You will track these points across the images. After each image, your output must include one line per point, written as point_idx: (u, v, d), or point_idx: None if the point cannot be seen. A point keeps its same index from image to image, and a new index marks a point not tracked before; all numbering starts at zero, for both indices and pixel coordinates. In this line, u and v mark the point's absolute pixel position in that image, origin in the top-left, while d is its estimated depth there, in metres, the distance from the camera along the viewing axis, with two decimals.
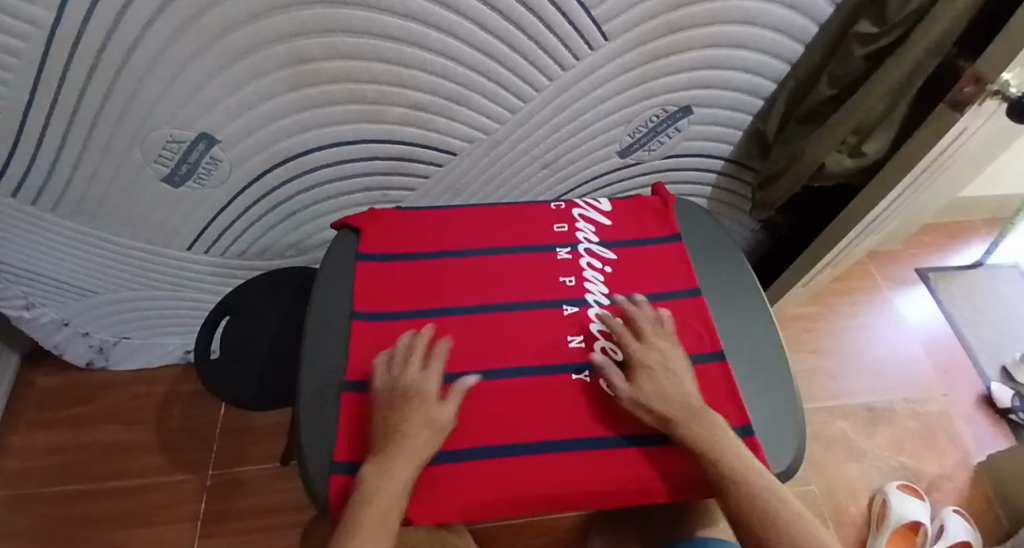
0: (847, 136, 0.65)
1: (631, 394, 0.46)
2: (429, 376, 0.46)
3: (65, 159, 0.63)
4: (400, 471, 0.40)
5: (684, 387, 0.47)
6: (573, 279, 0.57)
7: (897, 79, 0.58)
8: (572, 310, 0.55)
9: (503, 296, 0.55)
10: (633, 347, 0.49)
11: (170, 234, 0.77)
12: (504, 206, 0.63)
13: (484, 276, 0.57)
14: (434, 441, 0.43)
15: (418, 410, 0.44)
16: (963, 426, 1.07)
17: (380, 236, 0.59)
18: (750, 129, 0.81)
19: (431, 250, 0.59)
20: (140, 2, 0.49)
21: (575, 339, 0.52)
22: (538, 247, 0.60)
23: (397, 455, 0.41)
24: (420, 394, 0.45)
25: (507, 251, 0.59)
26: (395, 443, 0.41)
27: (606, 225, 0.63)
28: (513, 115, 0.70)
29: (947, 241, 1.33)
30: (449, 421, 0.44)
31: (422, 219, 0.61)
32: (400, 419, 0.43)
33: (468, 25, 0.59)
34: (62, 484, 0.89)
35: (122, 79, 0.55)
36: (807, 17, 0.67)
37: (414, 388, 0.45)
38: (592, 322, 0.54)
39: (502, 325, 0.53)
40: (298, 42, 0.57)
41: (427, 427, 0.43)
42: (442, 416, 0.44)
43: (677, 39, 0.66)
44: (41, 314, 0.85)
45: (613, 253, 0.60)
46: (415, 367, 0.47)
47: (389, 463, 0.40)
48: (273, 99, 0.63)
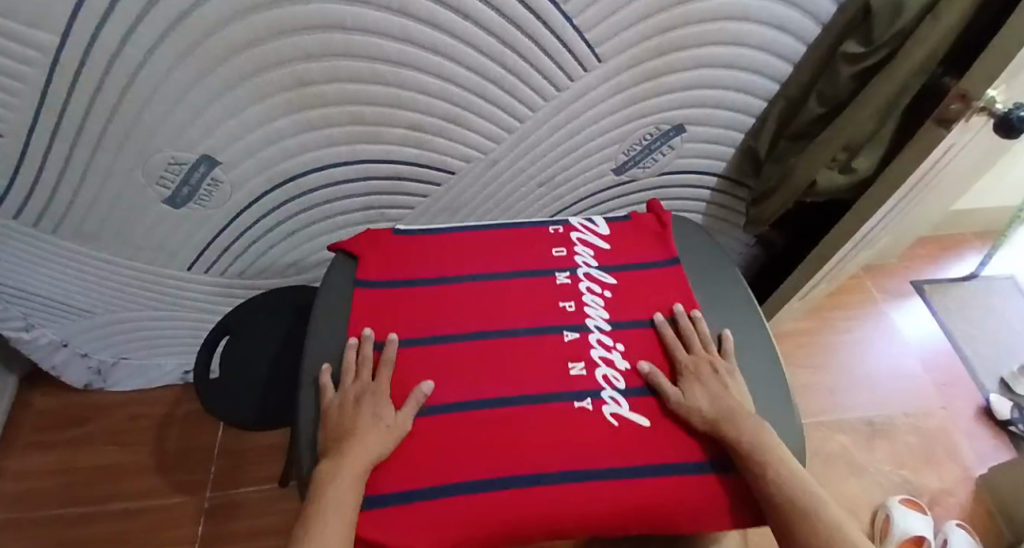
0: (837, 152, 0.66)
1: (678, 397, 0.49)
2: (381, 387, 0.49)
3: (68, 181, 0.64)
4: (356, 469, 0.42)
5: (734, 397, 0.50)
6: (573, 304, 0.57)
7: (885, 97, 0.59)
8: (573, 335, 0.55)
9: (503, 321, 0.55)
10: (682, 356, 0.53)
11: (170, 254, 0.78)
12: (502, 232, 0.64)
13: (484, 301, 0.57)
14: (391, 443, 0.45)
15: (372, 415, 0.46)
16: (963, 439, 1.07)
17: (380, 263, 0.60)
18: (743, 147, 0.82)
19: (430, 275, 0.59)
20: (145, 28, 0.50)
21: (577, 365, 0.52)
22: (538, 272, 0.60)
23: (353, 455, 0.43)
24: (370, 403, 0.47)
25: (507, 276, 0.59)
26: (351, 445, 0.44)
27: (605, 249, 0.63)
28: (509, 134, 0.72)
29: (941, 254, 1.34)
30: (405, 424, 0.46)
31: (422, 244, 0.62)
32: (356, 422, 0.46)
33: (465, 48, 0.61)
34: (57, 507, 0.88)
35: (125, 101, 0.56)
36: (795, 37, 0.69)
37: (369, 395, 0.48)
38: (593, 347, 0.54)
39: (500, 336, 0.54)
40: (301, 66, 0.58)
41: (384, 431, 0.46)
42: (396, 420, 0.46)
43: (670, 60, 0.67)
44: (40, 336, 0.85)
45: (612, 276, 0.60)
46: (366, 377, 0.50)
47: (344, 462, 0.43)
48: (275, 121, 0.64)
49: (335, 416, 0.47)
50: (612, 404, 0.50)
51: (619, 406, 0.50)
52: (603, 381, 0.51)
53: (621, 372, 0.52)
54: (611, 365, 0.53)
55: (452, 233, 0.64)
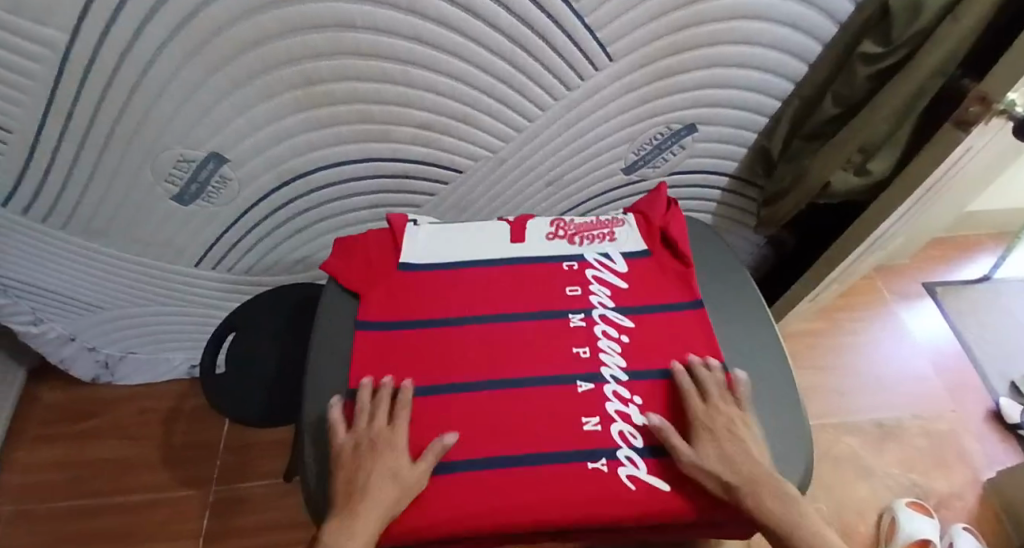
0: (851, 155, 0.65)
1: (692, 460, 0.45)
2: (398, 434, 0.46)
3: (76, 178, 0.64)
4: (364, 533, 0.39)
5: (752, 455, 0.45)
6: (587, 350, 0.53)
7: (902, 99, 0.58)
8: (587, 386, 0.50)
9: (511, 370, 0.51)
10: (695, 407, 0.48)
11: (178, 251, 0.78)
12: (512, 267, 0.59)
13: (493, 348, 0.53)
14: (403, 502, 0.42)
15: (386, 470, 0.43)
16: (973, 442, 1.06)
17: (383, 301, 0.56)
18: (755, 147, 0.81)
19: (434, 316, 0.55)
20: (153, 27, 0.50)
21: (591, 420, 0.48)
22: (550, 313, 0.56)
23: (360, 517, 0.40)
24: (387, 453, 0.45)
25: (516, 318, 0.55)
26: (361, 504, 0.41)
27: (623, 288, 0.58)
28: (518, 133, 0.71)
29: (953, 255, 1.32)
30: (419, 480, 0.43)
31: (426, 278, 0.58)
32: (368, 476, 0.43)
33: (475, 47, 0.60)
34: (65, 500, 0.88)
35: (134, 100, 0.56)
36: (810, 36, 0.67)
37: (384, 446, 0.45)
38: (608, 401, 0.49)
39: (506, 337, 0.54)
40: (309, 64, 0.58)
41: (396, 488, 0.42)
42: (412, 475, 0.43)
43: (683, 58, 0.66)
44: (48, 330, 0.85)
45: (631, 318, 0.56)
46: (382, 421, 0.47)
47: (352, 524, 0.40)
48: (282, 120, 0.64)
49: (348, 465, 0.44)
50: (629, 465, 0.46)
51: (637, 468, 0.46)
52: (619, 439, 0.47)
53: (637, 427, 0.48)
54: (627, 420, 0.48)
55: (459, 266, 0.59)
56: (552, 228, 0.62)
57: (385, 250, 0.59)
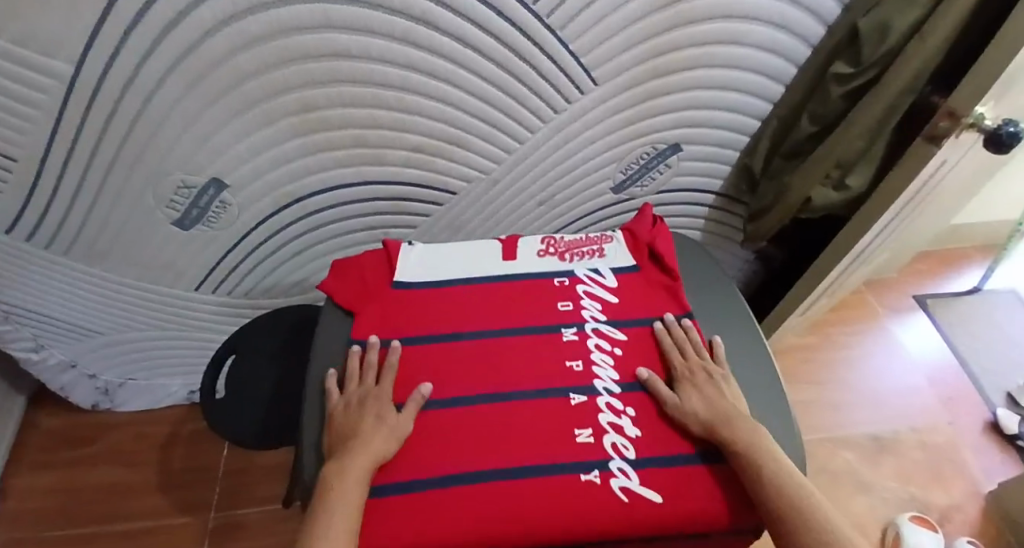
0: (830, 169, 0.67)
1: (676, 403, 0.50)
2: (384, 389, 0.50)
3: (80, 203, 0.66)
4: (360, 466, 0.43)
5: (729, 403, 0.50)
6: (581, 363, 0.54)
7: (874, 115, 0.60)
8: (580, 399, 0.51)
9: (506, 383, 0.52)
10: (676, 361, 0.53)
11: (178, 274, 0.80)
12: (505, 282, 0.60)
13: (488, 362, 0.54)
14: (393, 443, 0.46)
15: (375, 418, 0.47)
16: (972, 456, 1.06)
17: (377, 318, 0.57)
18: (739, 165, 0.83)
19: (428, 333, 0.56)
20: (157, 57, 0.53)
21: (584, 432, 0.48)
22: (543, 328, 0.56)
23: (356, 454, 0.44)
24: (372, 406, 0.48)
25: (511, 334, 0.56)
26: (355, 445, 0.45)
27: (613, 302, 0.59)
28: (509, 155, 0.73)
29: (943, 268, 1.35)
30: (406, 425, 0.47)
31: (419, 296, 0.59)
32: (359, 423, 0.47)
33: (465, 73, 0.63)
34: (61, 528, 0.88)
35: (137, 127, 0.59)
36: (786, 58, 0.71)
37: (372, 398, 0.49)
38: (601, 412, 0.50)
39: (499, 352, 0.54)
40: (307, 92, 0.61)
41: (386, 433, 0.46)
42: (399, 421, 0.48)
43: (665, 81, 0.69)
44: (48, 356, 0.86)
45: (623, 332, 0.57)
46: (370, 382, 0.51)
47: (349, 459, 0.43)
48: (282, 144, 0.66)
49: (341, 418, 0.48)
50: (621, 477, 0.46)
51: (629, 479, 0.46)
52: (612, 450, 0.47)
53: (631, 439, 0.48)
54: (620, 431, 0.49)
55: (452, 283, 0.60)
56: (542, 245, 0.64)
57: (379, 269, 0.61)
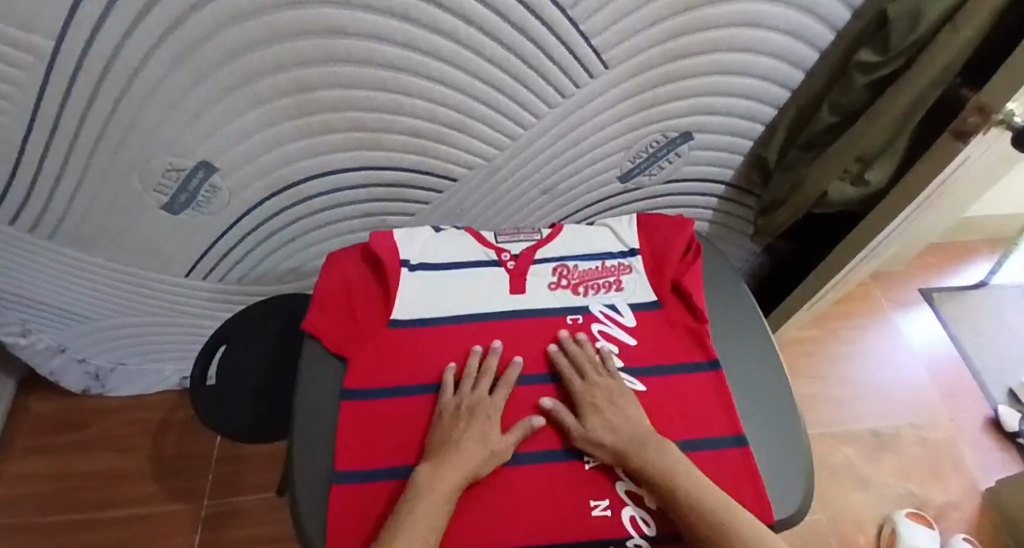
0: (849, 163, 0.64)
1: (579, 434, 0.47)
2: (498, 401, 0.50)
3: (64, 185, 0.63)
4: (452, 483, 0.42)
5: (634, 420, 0.48)
6: None
7: (900, 110, 0.57)
8: (595, 463, 0.48)
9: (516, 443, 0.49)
10: (576, 385, 0.51)
11: (167, 260, 0.77)
12: (513, 321, 0.56)
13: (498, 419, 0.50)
14: (491, 462, 0.45)
15: (480, 432, 0.47)
16: (970, 451, 1.06)
17: (370, 365, 0.53)
18: (751, 155, 0.80)
19: (430, 381, 0.52)
20: (140, 32, 0.49)
21: (600, 504, 0.45)
22: (556, 377, 0.53)
23: (449, 468, 0.43)
24: (485, 418, 0.48)
25: (522, 383, 0.53)
26: (453, 455, 0.44)
27: (632, 345, 0.56)
28: (512, 142, 0.70)
29: (950, 262, 1.32)
30: (508, 448, 0.46)
31: (418, 336, 0.54)
32: (462, 434, 0.46)
33: (467, 54, 0.59)
34: (54, 513, 0.87)
35: (121, 107, 0.56)
36: (810, 44, 0.67)
37: (481, 410, 0.48)
38: (619, 481, 0.47)
39: (508, 404, 0.51)
40: (300, 71, 0.57)
41: (486, 450, 0.46)
42: (504, 441, 0.47)
43: (678, 66, 0.66)
44: (37, 341, 0.84)
45: (642, 383, 0.54)
46: (485, 388, 0.50)
47: (443, 471, 0.43)
48: (274, 126, 0.63)
49: (445, 423, 0.48)
50: None
51: None
52: (630, 526, 0.44)
53: (650, 512, 0.45)
54: (639, 503, 0.46)
55: (456, 321, 0.56)
56: (554, 277, 0.59)
57: (375, 303, 0.56)
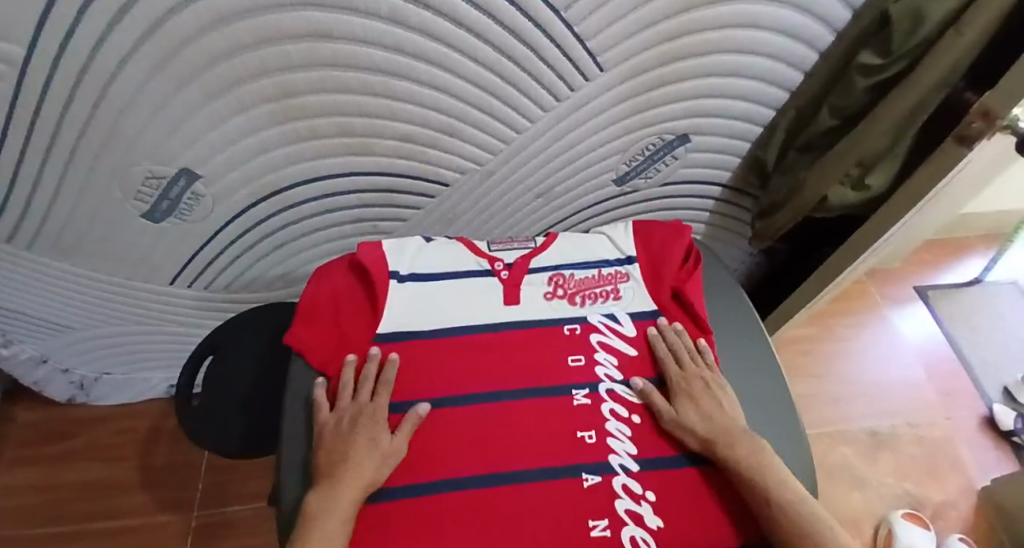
0: (850, 168, 0.62)
1: (671, 417, 0.49)
2: (378, 406, 0.48)
3: (41, 194, 0.61)
4: (346, 499, 0.40)
5: (727, 414, 0.49)
6: (593, 434, 0.48)
7: (902, 114, 0.56)
8: (594, 479, 0.46)
9: (512, 460, 0.46)
10: (673, 371, 0.52)
11: (152, 269, 0.75)
12: (509, 332, 0.55)
13: (494, 435, 0.48)
14: (384, 468, 0.44)
15: (367, 439, 0.45)
16: (966, 449, 1.06)
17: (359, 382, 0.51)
18: (749, 157, 0.79)
19: (424, 396, 0.50)
20: (116, 37, 0.47)
21: (599, 524, 0.43)
22: (553, 390, 0.51)
23: (342, 485, 0.41)
24: (367, 425, 0.46)
25: (520, 396, 0.51)
26: (345, 467, 0.43)
27: (631, 355, 0.55)
28: (506, 146, 0.68)
29: (946, 258, 1.32)
30: (401, 448, 0.45)
31: (412, 349, 0.53)
32: (350, 447, 0.44)
33: (460, 58, 0.57)
34: (41, 526, 0.85)
35: (99, 114, 0.53)
36: (809, 45, 0.65)
37: (363, 417, 0.47)
38: (618, 498, 0.45)
39: (505, 418, 0.49)
40: (285, 76, 0.55)
41: (377, 456, 0.44)
42: (392, 444, 0.45)
43: (674, 68, 0.64)
44: (19, 351, 0.82)
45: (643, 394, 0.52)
46: (364, 396, 0.48)
47: (334, 490, 0.41)
48: (260, 132, 0.61)
49: (328, 440, 0.45)
50: None
51: None
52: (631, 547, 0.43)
53: (651, 532, 0.44)
54: (639, 522, 0.44)
55: (451, 333, 0.54)
56: (549, 286, 0.58)
57: (364, 316, 0.54)
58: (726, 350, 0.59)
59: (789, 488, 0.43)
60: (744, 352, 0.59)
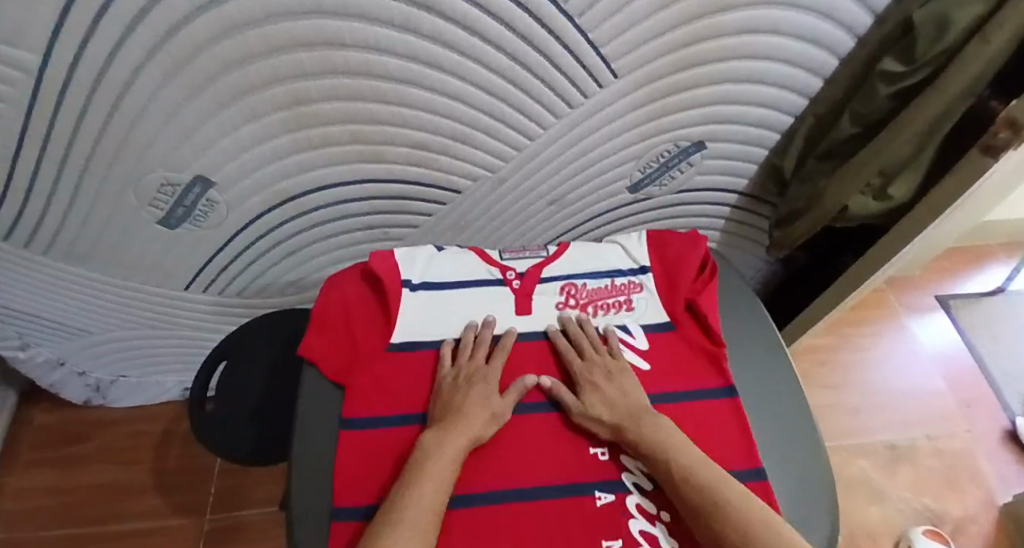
0: (871, 177, 0.61)
1: (576, 409, 0.49)
2: (494, 368, 0.51)
3: (58, 200, 0.61)
4: (457, 444, 0.44)
5: (632, 398, 0.49)
6: (606, 451, 0.48)
7: (925, 122, 0.54)
8: (607, 498, 0.45)
9: (522, 477, 0.46)
10: (575, 364, 0.52)
11: (166, 274, 0.75)
12: (523, 345, 0.55)
13: (506, 449, 0.48)
14: (492, 427, 0.47)
15: (481, 396, 0.48)
16: (987, 463, 1.03)
17: (370, 392, 0.51)
18: (766, 164, 0.77)
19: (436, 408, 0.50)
20: (130, 46, 0.47)
21: (613, 545, 0.42)
22: (565, 404, 0.51)
23: (457, 431, 0.45)
24: (483, 383, 0.49)
25: (532, 410, 0.50)
26: (458, 420, 0.46)
27: (644, 369, 0.54)
28: (518, 152, 0.68)
29: (968, 267, 1.29)
30: (507, 412, 0.48)
31: (423, 361, 0.53)
32: (464, 401, 0.47)
33: (472, 65, 0.57)
34: (56, 527, 0.86)
35: (113, 122, 0.54)
36: (828, 51, 0.64)
37: (480, 377, 0.50)
38: (633, 517, 0.44)
39: (516, 433, 0.49)
40: (297, 84, 0.55)
41: (487, 414, 0.47)
42: (501, 404, 0.48)
43: (690, 74, 0.63)
44: (36, 354, 0.83)
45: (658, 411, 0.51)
46: (482, 358, 0.51)
47: (448, 434, 0.44)
48: (273, 140, 0.61)
49: (447, 393, 0.49)
50: None
51: None
52: None
53: None
54: (654, 543, 0.42)
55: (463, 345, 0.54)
56: (561, 296, 0.58)
57: (375, 328, 0.54)
58: (741, 363, 0.58)
59: (695, 464, 0.43)
60: (760, 365, 0.58)
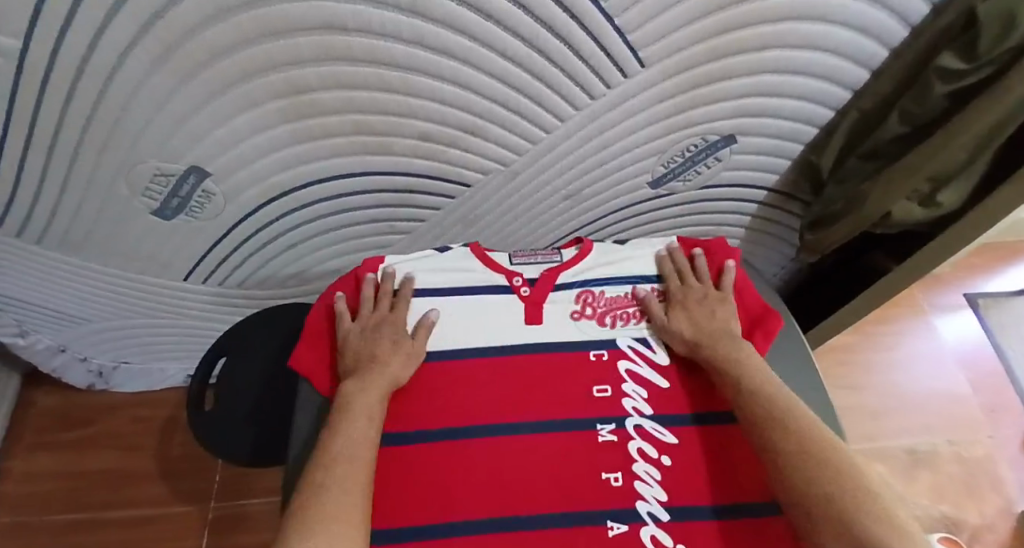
0: (920, 184, 0.56)
1: (660, 322, 0.52)
2: (398, 311, 0.51)
3: (48, 190, 0.58)
4: (376, 396, 0.45)
5: (722, 322, 0.51)
6: (620, 476, 0.45)
7: (987, 125, 0.49)
8: (620, 529, 0.42)
9: (526, 504, 0.43)
10: (674, 284, 0.54)
11: (164, 265, 0.72)
12: (532, 355, 0.51)
13: (513, 474, 0.45)
14: (411, 365, 0.49)
15: (393, 340, 0.49)
16: (1009, 470, 1.00)
17: None
18: (801, 160, 0.72)
19: (443, 425, 0.47)
20: (115, 30, 0.43)
21: None
22: (575, 424, 0.48)
23: (376, 378, 0.46)
24: (389, 327, 0.50)
25: (541, 429, 0.47)
26: (375, 367, 0.47)
27: (662, 388, 0.51)
28: (533, 146, 0.63)
29: (998, 263, 1.23)
30: (421, 348, 0.50)
31: (430, 374, 0.50)
32: (376, 349, 0.48)
33: (486, 53, 0.52)
34: (62, 513, 0.86)
35: (101, 111, 0.50)
36: (879, 40, 0.58)
37: (387, 324, 0.50)
38: None
39: (524, 456, 0.46)
40: (295, 71, 0.50)
41: (402, 354, 0.49)
42: (414, 344, 0.50)
43: (725, 65, 0.58)
44: (36, 341, 0.81)
45: (673, 434, 0.48)
46: (385, 307, 0.52)
47: (365, 386, 0.45)
48: (271, 130, 0.57)
49: (356, 345, 0.49)
50: None
51: None
52: None
53: None
54: None
55: (470, 357, 0.51)
56: (577, 305, 0.54)
57: None
58: None
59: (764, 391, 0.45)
60: (786, 383, 0.54)
